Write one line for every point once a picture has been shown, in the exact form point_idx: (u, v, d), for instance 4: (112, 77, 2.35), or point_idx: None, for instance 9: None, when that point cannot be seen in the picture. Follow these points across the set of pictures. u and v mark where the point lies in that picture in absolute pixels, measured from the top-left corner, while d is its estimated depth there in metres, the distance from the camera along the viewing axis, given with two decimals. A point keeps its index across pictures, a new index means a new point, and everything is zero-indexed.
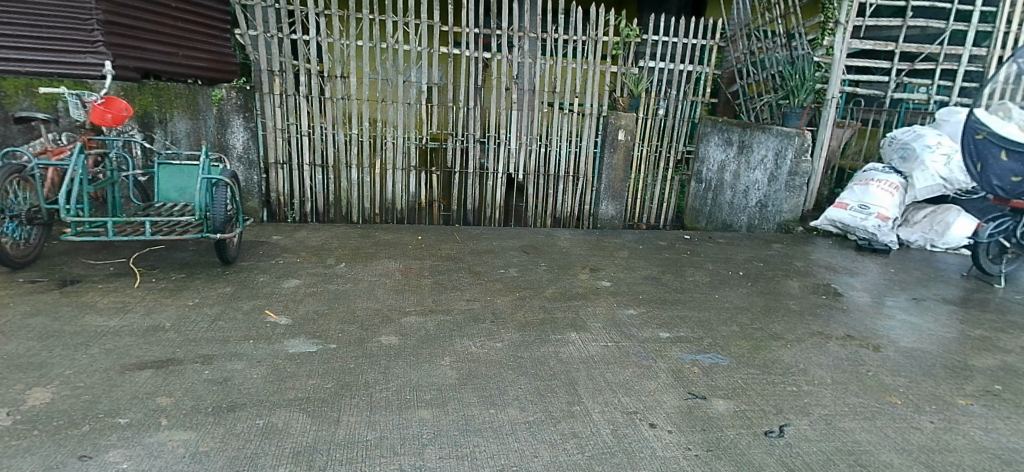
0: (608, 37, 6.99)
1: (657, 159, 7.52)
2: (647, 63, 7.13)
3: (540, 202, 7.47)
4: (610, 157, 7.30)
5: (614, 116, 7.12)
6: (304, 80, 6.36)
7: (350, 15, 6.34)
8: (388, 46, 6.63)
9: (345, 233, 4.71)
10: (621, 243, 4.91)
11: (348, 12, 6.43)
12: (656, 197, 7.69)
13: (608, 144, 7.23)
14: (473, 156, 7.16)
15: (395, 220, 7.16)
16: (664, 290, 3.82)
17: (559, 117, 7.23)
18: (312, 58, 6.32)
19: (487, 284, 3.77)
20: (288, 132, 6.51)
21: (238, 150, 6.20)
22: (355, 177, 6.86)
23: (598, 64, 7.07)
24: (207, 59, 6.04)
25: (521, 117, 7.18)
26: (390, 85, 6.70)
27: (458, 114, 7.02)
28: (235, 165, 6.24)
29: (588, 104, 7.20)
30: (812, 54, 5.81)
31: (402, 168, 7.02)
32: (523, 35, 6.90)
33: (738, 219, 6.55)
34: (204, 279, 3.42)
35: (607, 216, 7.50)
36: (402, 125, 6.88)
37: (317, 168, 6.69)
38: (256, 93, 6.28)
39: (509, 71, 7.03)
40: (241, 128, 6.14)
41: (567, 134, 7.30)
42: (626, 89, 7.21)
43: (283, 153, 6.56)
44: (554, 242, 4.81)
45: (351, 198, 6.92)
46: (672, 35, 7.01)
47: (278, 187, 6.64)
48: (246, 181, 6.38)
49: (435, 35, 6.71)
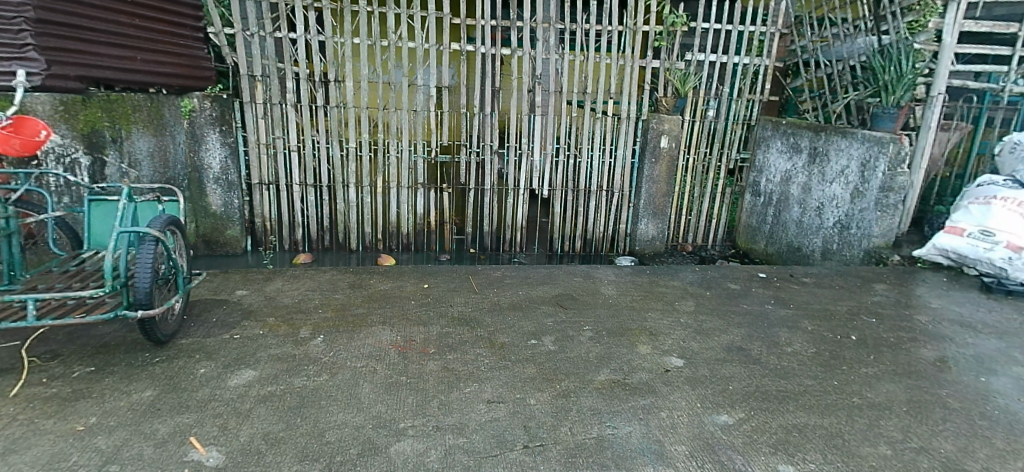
0: (649, 27, 5.95)
1: (705, 169, 6.44)
2: (695, 56, 6.04)
3: (568, 222, 6.45)
4: (652, 169, 6.21)
5: (656, 120, 6.06)
6: (291, 85, 5.49)
7: (345, 7, 5.40)
8: (389, 43, 5.68)
9: (332, 282, 3.73)
10: (681, 289, 3.85)
11: (343, 3, 5.48)
12: (704, 214, 6.58)
13: (650, 153, 6.16)
14: (491, 169, 6.18)
15: (400, 245, 6.23)
16: (760, 374, 2.74)
17: (590, 121, 6.19)
18: (300, 59, 5.42)
19: (514, 368, 2.73)
20: (274, 148, 5.62)
21: (211, 170, 5.31)
22: (353, 197, 5.94)
23: (637, 60, 6.02)
24: (176, 65, 5.01)
25: (546, 123, 6.15)
26: (393, 90, 5.75)
27: (472, 120, 6.03)
28: (211, 186, 5.37)
29: (625, 107, 6.17)
30: (913, 41, 4.73)
31: (408, 186, 6.06)
32: (548, 27, 5.88)
33: (813, 243, 5.53)
34: (117, 377, 2.45)
35: (647, 236, 6.43)
36: (407, 134, 5.91)
37: (309, 188, 5.79)
38: (235, 102, 5.43)
39: (530, 69, 6.02)
40: (218, 144, 5.27)
41: (599, 143, 6.26)
42: (671, 88, 6.12)
43: (269, 172, 5.66)
44: (595, 289, 3.77)
45: (349, 222, 6.01)
46: (724, 23, 5.93)
47: (263, 211, 5.75)
48: (224, 205, 5.48)
49: (445, 28, 5.73)
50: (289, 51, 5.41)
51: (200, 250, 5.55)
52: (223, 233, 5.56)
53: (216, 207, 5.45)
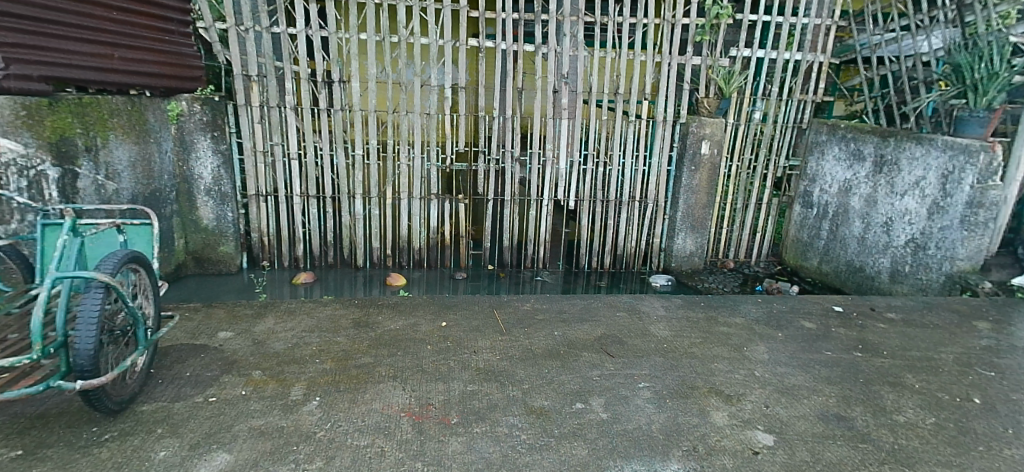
0: (688, 21, 5.38)
1: (749, 177, 5.84)
2: (742, 51, 5.44)
3: (596, 236, 5.86)
4: (691, 177, 5.62)
5: (696, 124, 5.49)
6: (289, 86, 5.00)
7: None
8: (400, 39, 5.16)
9: (333, 319, 3.16)
10: (746, 329, 3.24)
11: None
12: (747, 227, 5.97)
13: (688, 161, 5.58)
14: (512, 178, 5.61)
15: (412, 262, 5.68)
16: (876, 459, 2.12)
17: (623, 124, 5.62)
18: (300, 57, 4.94)
19: (560, 449, 2.12)
20: (271, 156, 5.11)
21: (202, 180, 4.88)
22: (360, 209, 5.41)
23: (676, 57, 5.44)
24: (159, 63, 4.48)
25: (573, 127, 5.58)
26: (404, 92, 5.23)
27: (491, 123, 5.47)
28: (201, 198, 4.91)
29: (661, 109, 5.59)
30: (1008, 33, 4.13)
31: (420, 196, 5.52)
32: (576, 20, 5.28)
33: (878, 263, 4.90)
34: (49, 467, 1.89)
35: (684, 252, 5.82)
36: (420, 139, 5.38)
37: (310, 200, 5.26)
38: (228, 105, 4.94)
39: (555, 69, 5.42)
40: (209, 153, 4.85)
41: (631, 149, 5.68)
42: (713, 87, 5.54)
43: (267, 182, 5.14)
44: (645, 329, 3.16)
45: (355, 236, 5.46)
46: (773, 15, 5.34)
47: (260, 225, 5.21)
48: (216, 220, 4.98)
49: (461, 22, 5.18)
50: (288, 47, 4.92)
51: (191, 268, 5.01)
52: (216, 250, 5.03)
53: (208, 221, 4.96)
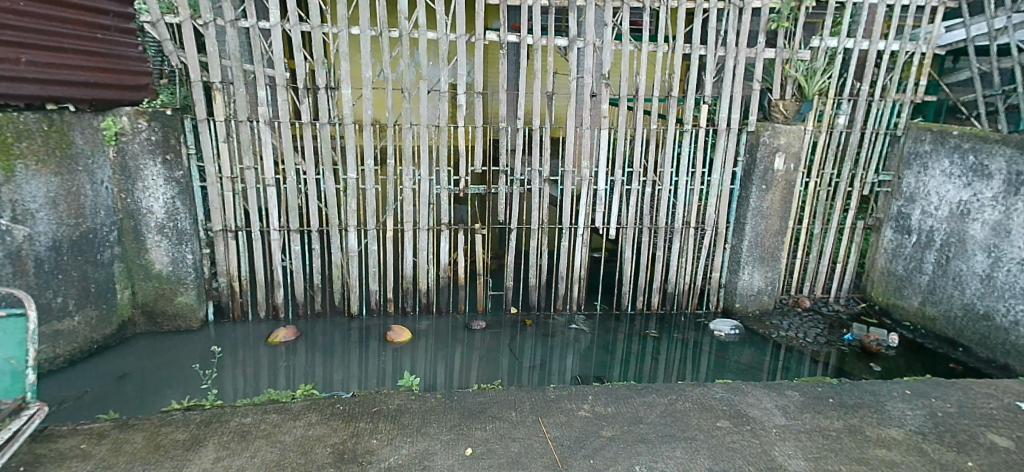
0: (760, 5, 4.65)
1: (830, 195, 5.06)
2: (824, 41, 4.70)
3: (642, 271, 4.95)
4: (761, 198, 4.82)
5: (769, 132, 4.71)
6: (265, 95, 4.01)
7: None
8: (400, 34, 4.21)
9: (305, 448, 2.13)
10: (915, 452, 2.19)
11: None
12: (826, 256, 5.17)
13: (758, 178, 4.79)
14: (541, 202, 4.73)
15: (415, 305, 4.65)
16: None
17: (674, 136, 4.80)
18: (277, 60, 3.99)
19: None
20: (242, 182, 4.09)
21: (152, 215, 3.80)
22: (354, 243, 4.41)
23: (744, 50, 4.70)
24: (88, 68, 3.41)
25: (616, 140, 4.76)
26: (404, 98, 4.29)
27: (502, 136, 4.55)
28: (152, 236, 3.82)
29: (723, 114, 4.79)
30: None
31: (427, 227, 4.56)
32: (622, 6, 4.49)
33: (1016, 310, 3.87)
34: None
35: (751, 289, 4.94)
36: (430, 159, 4.45)
37: (292, 235, 4.26)
38: (184, 120, 3.90)
39: (597, 68, 4.60)
40: (160, 181, 3.79)
41: (686, 165, 4.86)
42: (791, 87, 4.78)
43: (239, 214, 4.11)
44: (769, 459, 2.11)
45: (348, 278, 4.44)
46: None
47: (229, 267, 4.13)
48: (172, 263, 3.87)
49: (479, 12, 4.18)
50: (260, 46, 3.96)
51: (140, 323, 3.91)
52: (171, 302, 3.92)
53: (161, 266, 3.86)
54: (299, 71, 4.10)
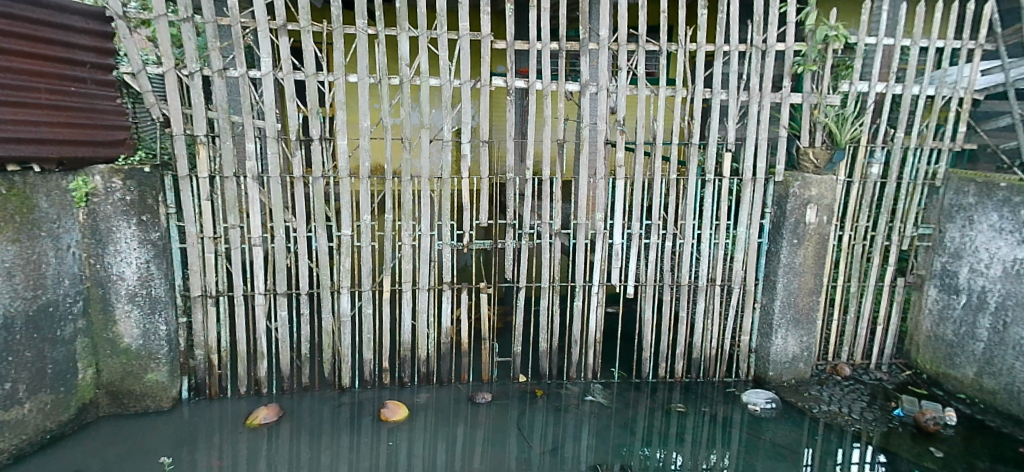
0: (784, 47, 4.36)
1: (866, 251, 4.72)
2: (856, 85, 4.36)
3: (665, 334, 4.53)
4: (792, 253, 4.43)
5: (800, 182, 4.34)
6: (253, 148, 3.68)
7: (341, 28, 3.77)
8: (401, 80, 3.91)
9: None
10: None
11: (355, 26, 3.84)
12: (864, 319, 4.84)
13: (789, 232, 4.41)
14: (552, 258, 4.34)
15: (414, 374, 4.21)
16: None
17: (695, 187, 4.46)
18: (268, 110, 3.68)
19: None
20: (225, 243, 3.73)
21: (123, 282, 3.40)
22: (348, 306, 4.02)
23: (769, 95, 4.38)
24: (56, 125, 3.05)
25: (632, 191, 4.38)
26: (405, 148, 3.95)
27: (513, 188, 4.18)
28: (122, 306, 3.42)
29: (749, 163, 4.45)
30: None
31: (428, 287, 4.15)
32: (637, 49, 4.20)
33: None
34: None
35: (785, 356, 4.55)
36: (431, 214, 4.08)
37: (279, 299, 3.85)
38: (166, 176, 3.56)
39: (611, 114, 4.28)
40: (134, 244, 3.40)
41: (709, 217, 4.50)
42: (821, 134, 4.43)
43: (222, 277, 3.74)
44: None
45: (340, 345, 4.02)
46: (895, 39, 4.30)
47: (209, 339, 3.74)
48: (143, 336, 3.47)
49: (485, 56, 3.88)
50: (249, 95, 3.66)
51: (104, 405, 3.49)
52: (141, 379, 3.51)
53: (131, 339, 3.45)
54: (290, 120, 3.76)
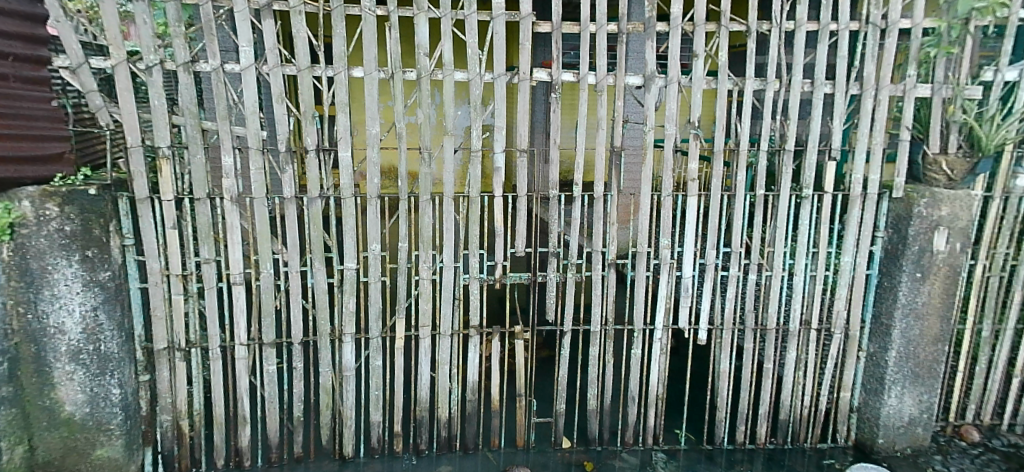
0: (909, 24, 3.37)
1: (1005, 285, 3.69)
2: (1003, 73, 3.38)
3: (744, 391, 3.63)
4: (914, 292, 3.44)
5: (930, 198, 3.33)
6: (231, 161, 2.91)
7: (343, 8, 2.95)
8: (418, 74, 3.05)
9: None
10: None
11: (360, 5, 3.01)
12: (1001, 368, 3.77)
13: (911, 262, 3.41)
14: (605, 296, 3.45)
15: (433, 439, 3.41)
16: None
17: (788, 206, 3.51)
18: (249, 112, 2.89)
19: None
20: (197, 282, 2.98)
21: (63, 336, 2.67)
22: (350, 357, 3.20)
23: (887, 86, 3.41)
24: None
25: (709, 210, 3.44)
26: (422, 160, 3.10)
27: (558, 207, 3.29)
28: (62, 366, 2.69)
29: (859, 175, 3.48)
30: None
31: (450, 332, 3.32)
32: (717, 28, 3.27)
33: None
34: None
35: (901, 419, 3.57)
36: (454, 242, 3.23)
37: (264, 349, 3.08)
38: (121, 197, 2.83)
39: (683, 111, 3.34)
40: (77, 289, 2.66)
41: (805, 243, 3.56)
42: (956, 136, 3.42)
43: (194, 324, 3.00)
44: None
45: (342, 404, 3.24)
46: None
47: (178, 400, 3.03)
48: (90, 402, 2.76)
49: (526, 41, 3.01)
50: (227, 95, 2.87)
51: None
52: (88, 455, 2.80)
53: (74, 406, 2.74)
54: (279, 127, 2.96)
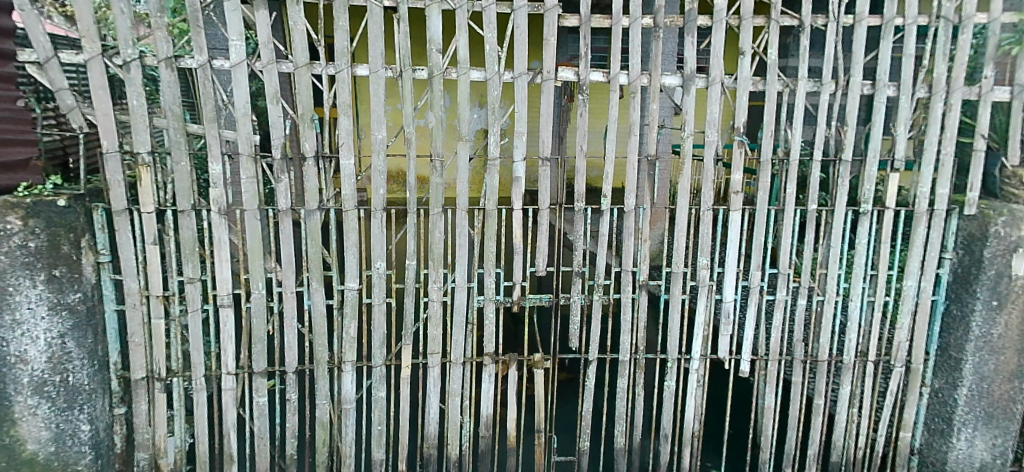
0: (985, 19, 2.97)
1: None
2: None
3: (792, 429, 3.23)
4: (990, 323, 3.01)
5: (1011, 215, 2.89)
6: (219, 169, 2.59)
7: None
8: (430, 73, 2.71)
9: None
10: None
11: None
12: None
13: (987, 289, 2.98)
14: (636, 322, 3.07)
15: None
16: None
17: (844, 223, 3.11)
18: (239, 115, 2.57)
19: None
20: (180, 304, 2.66)
21: (25, 366, 2.34)
22: (350, 388, 2.86)
23: (960, 88, 2.99)
24: None
25: (755, 226, 3.04)
26: (433, 169, 2.74)
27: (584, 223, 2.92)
28: (22, 401, 2.36)
29: (926, 189, 3.07)
30: None
31: (462, 361, 2.97)
32: (765, 22, 2.90)
33: None
34: None
35: (972, 465, 3.15)
36: (468, 260, 2.86)
37: (254, 378, 2.75)
38: (97, 208, 2.52)
39: (727, 115, 2.96)
40: (42, 313, 2.34)
41: (862, 265, 3.15)
42: None
43: (178, 351, 2.69)
44: None
45: (341, 440, 2.90)
46: None
47: (158, 436, 2.72)
48: (55, 441, 2.43)
49: (551, 35, 2.66)
50: (214, 94, 2.56)
51: None
52: None
53: (36, 445, 2.41)
54: (273, 132, 2.65)
